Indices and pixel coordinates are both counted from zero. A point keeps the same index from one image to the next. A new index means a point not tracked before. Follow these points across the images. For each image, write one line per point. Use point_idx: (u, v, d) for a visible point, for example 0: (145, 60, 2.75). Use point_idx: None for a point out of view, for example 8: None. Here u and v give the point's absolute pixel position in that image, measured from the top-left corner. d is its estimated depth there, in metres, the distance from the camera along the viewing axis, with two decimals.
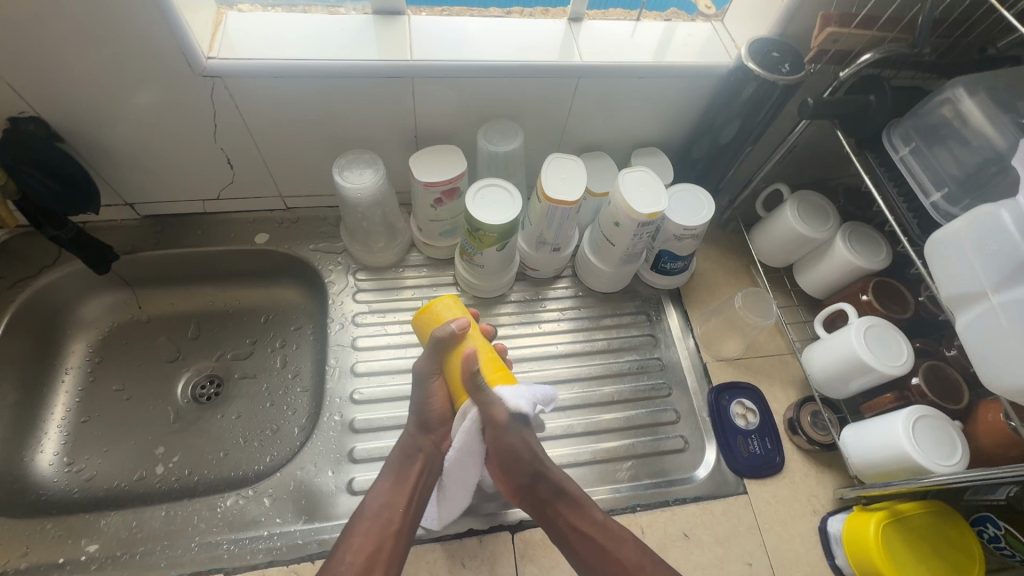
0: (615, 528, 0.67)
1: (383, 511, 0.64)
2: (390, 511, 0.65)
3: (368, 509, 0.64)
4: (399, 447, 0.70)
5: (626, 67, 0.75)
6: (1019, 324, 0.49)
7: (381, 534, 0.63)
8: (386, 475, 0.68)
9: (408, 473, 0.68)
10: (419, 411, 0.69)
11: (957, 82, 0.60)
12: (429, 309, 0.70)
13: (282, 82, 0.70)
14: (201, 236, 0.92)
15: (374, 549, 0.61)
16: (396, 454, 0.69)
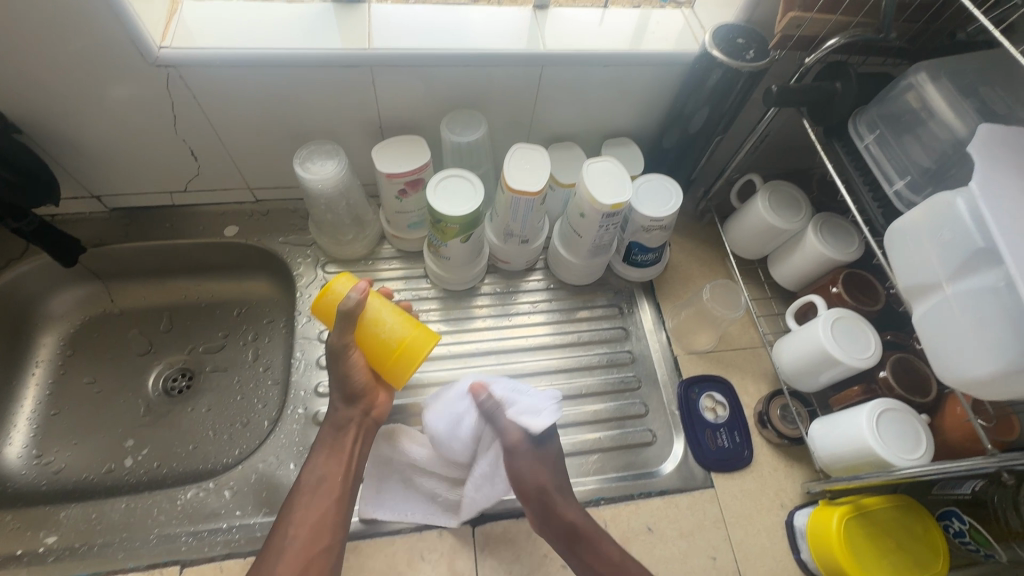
0: (593, 523, 0.67)
1: (320, 488, 0.64)
2: (326, 487, 0.65)
3: (305, 488, 0.64)
4: (330, 421, 0.69)
5: (590, 55, 0.74)
6: (972, 315, 0.48)
7: (321, 511, 0.63)
8: (320, 453, 0.67)
9: (340, 447, 0.67)
10: (341, 385, 0.69)
11: (920, 67, 0.59)
12: (326, 291, 0.68)
13: (238, 72, 0.69)
14: (171, 229, 0.92)
15: (315, 525, 0.62)
16: (327, 428, 0.69)
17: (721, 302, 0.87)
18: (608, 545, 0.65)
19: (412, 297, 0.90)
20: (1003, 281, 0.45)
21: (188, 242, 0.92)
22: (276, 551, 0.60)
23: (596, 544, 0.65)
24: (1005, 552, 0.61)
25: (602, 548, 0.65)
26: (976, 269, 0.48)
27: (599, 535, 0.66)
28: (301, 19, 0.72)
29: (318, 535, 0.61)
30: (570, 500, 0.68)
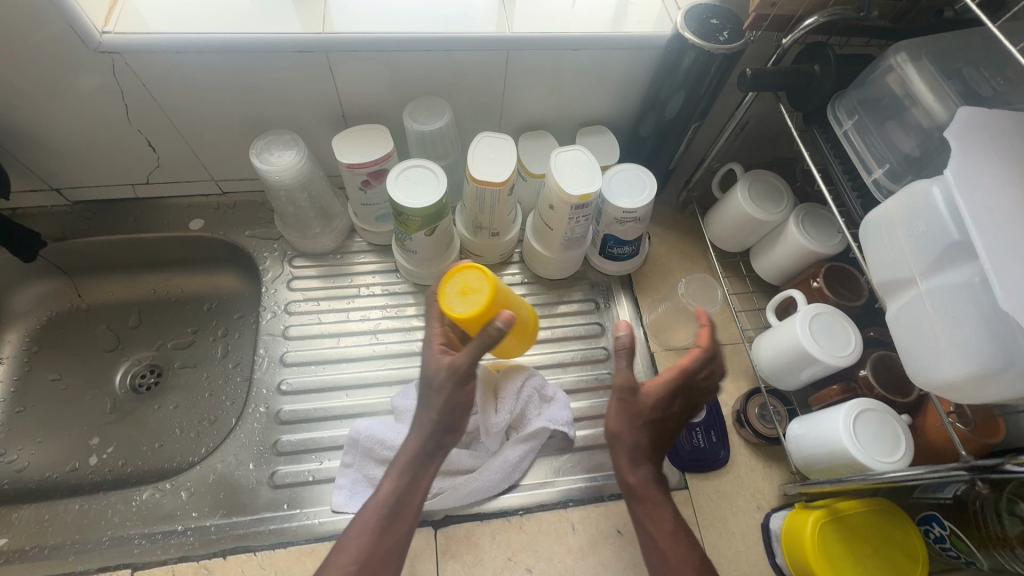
0: (654, 491, 0.62)
1: (389, 514, 0.58)
2: (397, 515, 0.58)
3: (375, 510, 0.57)
4: (416, 436, 0.61)
5: (557, 38, 0.71)
6: (945, 312, 0.45)
7: (382, 546, 0.56)
8: (397, 470, 0.60)
9: (419, 472, 0.60)
10: (449, 399, 0.61)
11: (900, 47, 0.55)
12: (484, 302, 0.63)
13: (189, 59, 0.67)
14: (135, 222, 0.90)
15: (374, 560, 0.55)
16: (411, 440, 0.61)
17: (697, 297, 0.82)
18: (670, 523, 0.60)
19: (381, 292, 0.88)
20: (979, 276, 0.42)
21: (154, 236, 0.90)
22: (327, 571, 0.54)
23: (659, 530, 0.60)
24: (986, 560, 0.59)
25: (662, 538, 0.60)
26: (951, 264, 0.45)
27: (668, 521, 0.61)
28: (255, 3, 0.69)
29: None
30: (644, 464, 0.62)
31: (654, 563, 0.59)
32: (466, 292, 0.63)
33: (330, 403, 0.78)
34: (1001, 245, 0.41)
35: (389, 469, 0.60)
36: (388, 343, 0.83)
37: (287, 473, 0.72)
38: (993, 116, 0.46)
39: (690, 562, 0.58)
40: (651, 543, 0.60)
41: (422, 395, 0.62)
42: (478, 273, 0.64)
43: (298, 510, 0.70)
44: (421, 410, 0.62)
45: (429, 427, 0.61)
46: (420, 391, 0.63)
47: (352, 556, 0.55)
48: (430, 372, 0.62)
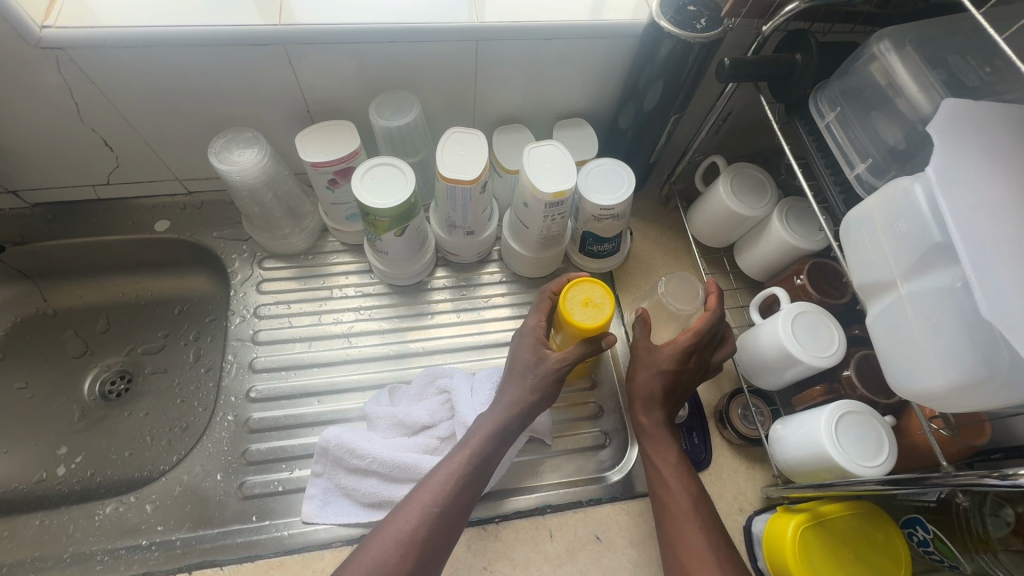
0: (664, 433, 0.68)
1: (472, 468, 0.60)
2: (478, 472, 0.61)
3: (461, 461, 0.61)
4: (501, 402, 0.66)
5: (529, 27, 0.67)
6: (925, 317, 0.43)
7: (463, 494, 0.59)
8: (484, 430, 0.63)
9: (502, 437, 0.64)
10: (541, 380, 0.65)
11: (883, 35, 0.53)
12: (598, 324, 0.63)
13: (138, 54, 0.63)
14: (97, 224, 0.87)
15: (452, 504, 0.58)
16: (500, 404, 0.65)
17: (679, 296, 0.76)
18: (673, 456, 0.67)
19: (355, 293, 0.85)
20: (960, 281, 0.40)
21: (119, 238, 0.86)
22: (411, 505, 0.57)
23: (665, 463, 0.66)
24: (969, 564, 0.57)
25: (665, 469, 0.66)
26: (933, 268, 0.43)
27: (672, 455, 0.67)
28: None
29: (450, 520, 0.57)
30: (657, 409, 0.69)
31: (656, 492, 0.66)
32: (589, 303, 0.64)
33: (301, 409, 0.76)
34: (985, 250, 0.38)
35: (474, 428, 0.64)
36: (362, 346, 0.81)
37: (256, 484, 0.70)
38: (979, 108, 0.44)
39: (688, 490, 0.64)
40: (657, 475, 0.66)
41: (515, 369, 0.68)
42: (602, 290, 0.65)
43: (267, 522, 0.68)
44: (507, 383, 0.67)
45: (521, 400, 0.65)
46: (509, 365, 0.69)
47: (432, 496, 0.58)
48: (529, 350, 0.68)
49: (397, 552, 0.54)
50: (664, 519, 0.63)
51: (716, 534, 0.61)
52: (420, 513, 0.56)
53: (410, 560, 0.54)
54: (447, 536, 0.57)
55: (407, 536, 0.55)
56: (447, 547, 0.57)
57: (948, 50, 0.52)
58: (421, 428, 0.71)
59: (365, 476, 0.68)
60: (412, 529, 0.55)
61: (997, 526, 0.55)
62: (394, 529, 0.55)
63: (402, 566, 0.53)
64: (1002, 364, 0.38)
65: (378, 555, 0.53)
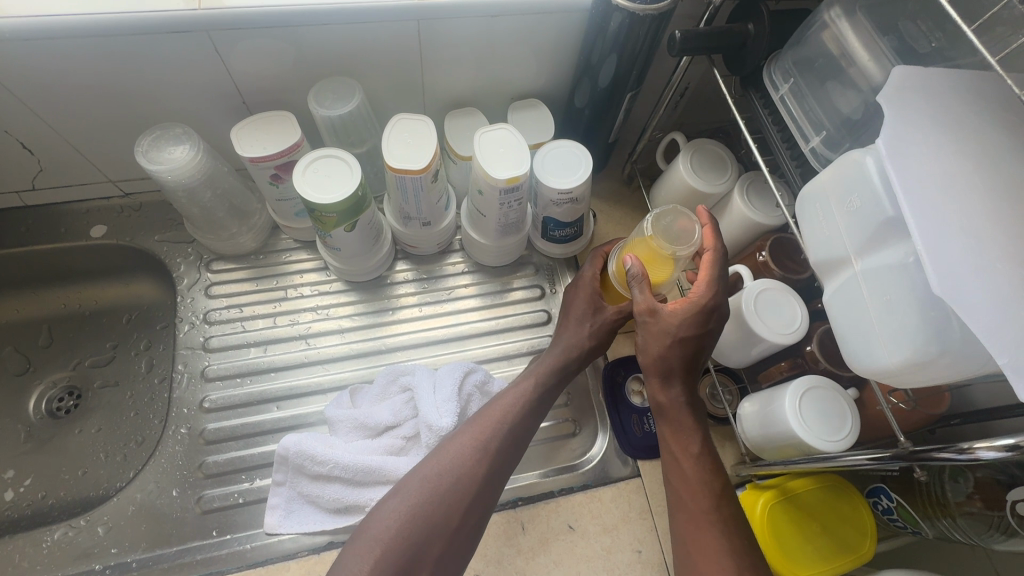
0: (686, 414, 0.61)
1: (535, 397, 0.63)
2: (537, 405, 0.63)
3: (526, 385, 0.63)
4: (559, 345, 0.67)
5: (473, 4, 0.63)
6: (880, 295, 0.42)
7: (526, 420, 0.61)
8: (547, 364, 0.66)
9: (562, 375, 0.66)
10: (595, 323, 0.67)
11: (833, 2, 0.51)
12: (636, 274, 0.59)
13: (45, 47, 0.58)
14: (25, 234, 0.81)
15: (519, 424, 0.60)
16: (558, 347, 0.67)
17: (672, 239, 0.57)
18: (696, 447, 0.60)
19: (312, 292, 0.82)
20: (912, 255, 0.40)
21: (51, 247, 0.81)
22: (483, 417, 0.60)
23: (685, 456, 0.60)
24: (931, 529, 0.59)
25: (685, 459, 0.60)
26: (885, 244, 0.42)
27: (695, 446, 0.60)
28: None
29: (516, 438, 0.59)
30: (677, 386, 0.61)
31: (674, 481, 0.60)
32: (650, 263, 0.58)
33: (260, 416, 0.73)
34: (934, 224, 0.37)
35: (535, 364, 0.66)
36: (322, 347, 0.78)
37: (214, 497, 0.68)
38: (930, 75, 0.42)
39: (711, 486, 0.58)
40: (675, 465, 0.60)
41: (572, 317, 0.68)
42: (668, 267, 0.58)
43: (228, 536, 0.66)
44: (565, 329, 0.68)
45: (580, 345, 0.67)
46: (565, 315, 0.69)
47: (503, 413, 0.60)
48: (587, 300, 0.68)
49: (473, 456, 0.56)
50: (681, 513, 0.58)
51: (739, 542, 0.55)
52: (492, 425, 0.59)
53: (484, 465, 0.56)
54: (514, 454, 0.59)
55: (482, 443, 0.57)
56: (512, 464, 0.59)
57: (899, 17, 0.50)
58: (384, 429, 0.68)
59: (327, 482, 0.65)
60: (484, 439, 0.57)
61: (957, 491, 0.56)
62: (469, 438, 0.57)
63: (475, 469, 0.56)
64: (953, 340, 0.38)
65: (454, 458, 0.56)
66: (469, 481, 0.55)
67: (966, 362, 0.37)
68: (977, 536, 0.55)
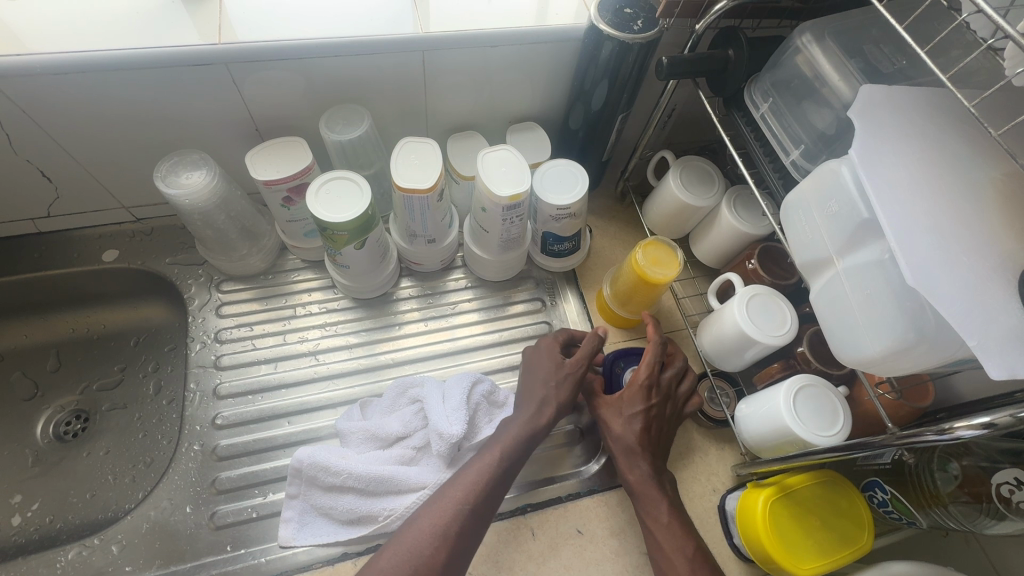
0: (654, 489, 0.65)
1: (502, 465, 0.61)
2: (505, 473, 0.61)
3: (489, 459, 0.61)
4: (526, 409, 0.67)
5: (475, 36, 0.68)
6: (860, 289, 0.47)
7: (493, 492, 0.60)
8: (513, 431, 0.65)
9: (528, 441, 0.65)
10: (552, 368, 0.70)
11: (804, 29, 0.56)
12: (644, 277, 0.73)
13: (71, 79, 0.61)
14: (39, 259, 0.83)
15: (483, 501, 0.58)
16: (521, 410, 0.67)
17: (663, 262, 0.74)
18: (665, 516, 0.63)
19: (320, 310, 0.84)
20: (887, 253, 0.44)
21: (63, 271, 0.83)
22: (442, 501, 0.58)
23: (656, 525, 0.63)
24: (926, 519, 0.61)
25: (658, 529, 0.63)
26: (864, 243, 0.47)
27: (663, 514, 0.63)
28: (142, 12, 0.63)
29: (481, 515, 0.58)
30: (641, 464, 0.66)
31: (654, 546, 0.63)
32: (657, 263, 0.73)
33: (272, 432, 0.74)
34: (904, 222, 0.42)
35: (503, 429, 0.65)
36: (330, 363, 0.80)
37: (228, 512, 0.69)
38: (894, 92, 0.47)
39: (682, 551, 0.61)
40: (651, 527, 0.64)
41: (536, 377, 0.70)
42: (670, 261, 0.74)
43: (243, 550, 0.67)
44: (531, 390, 0.69)
45: (550, 402, 0.68)
46: (528, 375, 0.70)
47: (467, 489, 0.58)
48: (547, 355, 0.71)
49: (430, 544, 0.54)
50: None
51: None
52: (452, 509, 0.57)
53: (444, 552, 0.54)
54: (479, 529, 0.58)
55: (440, 528, 0.55)
56: (477, 540, 0.57)
57: (864, 41, 0.56)
58: (395, 440, 0.70)
59: (340, 494, 0.66)
60: (443, 525, 0.55)
61: (947, 480, 0.59)
62: (428, 524, 0.55)
63: (434, 558, 0.53)
64: (929, 327, 0.41)
65: (412, 546, 0.54)
66: (427, 571, 0.53)
67: (940, 348, 0.41)
68: (968, 523, 0.58)
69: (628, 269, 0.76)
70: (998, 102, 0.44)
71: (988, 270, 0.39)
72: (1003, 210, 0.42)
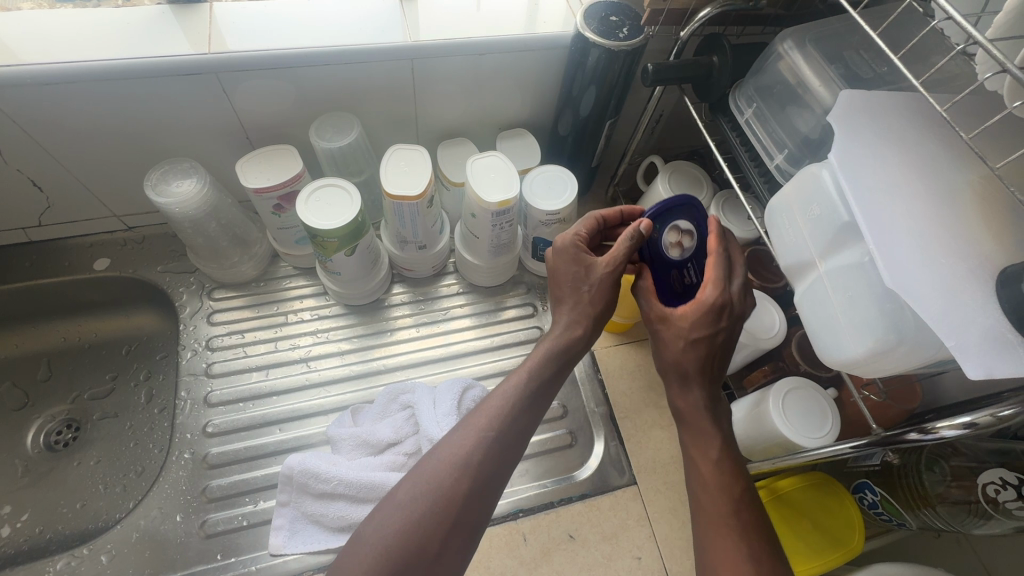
0: (706, 420, 0.55)
1: (531, 389, 0.56)
2: (531, 399, 0.56)
3: (517, 385, 0.56)
4: (558, 323, 0.60)
5: (463, 44, 0.69)
6: (841, 292, 0.47)
7: (518, 417, 0.54)
8: (540, 351, 0.58)
9: (558, 362, 0.58)
10: (580, 271, 0.60)
11: (785, 36, 0.57)
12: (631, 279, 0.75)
13: (61, 89, 0.61)
14: (30, 268, 0.83)
15: (509, 428, 0.53)
16: (559, 325, 0.60)
17: None
18: (715, 454, 0.54)
19: (311, 316, 0.84)
20: (867, 256, 0.45)
21: (53, 281, 0.83)
22: (466, 428, 0.53)
23: (702, 459, 0.54)
24: (915, 520, 0.62)
25: (705, 466, 0.53)
26: (845, 246, 0.47)
27: (715, 450, 0.54)
28: (132, 23, 0.64)
29: (506, 442, 0.52)
30: (694, 391, 0.56)
31: (693, 489, 0.53)
32: None
33: (263, 439, 0.74)
34: (884, 226, 0.42)
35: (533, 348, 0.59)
36: (322, 369, 0.80)
37: (219, 520, 0.69)
38: (872, 97, 0.48)
39: (732, 496, 0.51)
40: (697, 467, 0.54)
41: (564, 286, 0.61)
42: None
43: (233, 559, 0.66)
44: (560, 303, 0.61)
45: (584, 315, 0.59)
46: (556, 286, 0.62)
47: (493, 412, 0.53)
48: (578, 261, 0.61)
49: (451, 474, 0.49)
50: (702, 524, 0.51)
51: (764, 551, 0.48)
52: (476, 435, 0.52)
53: (466, 481, 0.49)
54: (507, 458, 0.52)
55: (462, 457, 0.50)
56: (504, 470, 0.52)
57: (844, 48, 0.57)
58: (386, 446, 0.69)
59: (332, 500, 0.66)
60: (465, 455, 0.50)
61: (935, 480, 0.59)
62: (451, 451, 0.51)
63: (457, 487, 0.49)
64: (908, 329, 0.42)
65: (433, 477, 0.49)
66: (448, 503, 0.48)
67: (920, 350, 0.42)
68: (957, 523, 0.58)
69: None
70: (973, 107, 0.45)
71: (964, 271, 0.40)
72: (980, 213, 0.42)
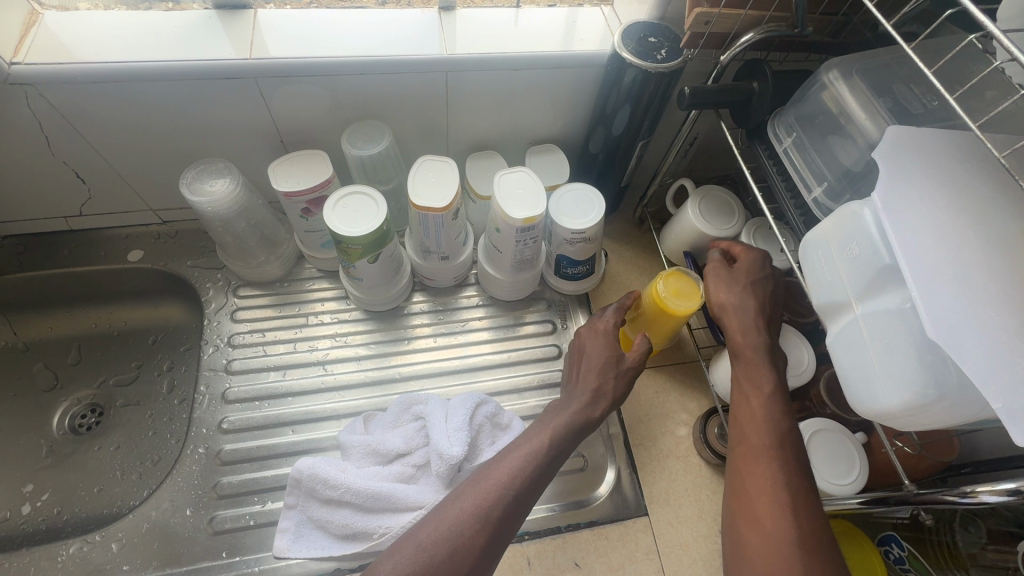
0: (763, 358, 0.60)
1: (548, 459, 0.58)
2: (546, 467, 0.57)
3: (536, 447, 0.57)
4: (577, 399, 0.63)
5: (499, 60, 0.69)
6: (878, 338, 0.45)
7: (536, 479, 0.56)
8: (560, 422, 0.60)
9: (572, 438, 0.60)
10: (609, 356, 0.66)
11: (832, 65, 0.55)
12: (665, 310, 0.70)
13: (109, 87, 0.63)
14: (68, 255, 0.86)
15: (524, 492, 0.54)
16: (577, 401, 0.63)
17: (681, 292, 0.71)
18: (768, 387, 0.58)
19: (332, 320, 0.85)
20: (909, 302, 0.43)
21: (89, 269, 0.85)
22: (482, 481, 0.54)
23: (755, 394, 0.58)
24: None
25: (756, 399, 0.57)
26: (885, 290, 0.45)
27: (768, 385, 0.58)
28: (180, 26, 0.66)
29: (522, 502, 0.54)
30: (754, 330, 0.62)
31: (738, 419, 0.57)
32: (679, 294, 0.71)
33: (274, 440, 0.75)
34: (930, 273, 0.40)
35: (548, 418, 0.62)
36: (338, 374, 0.80)
37: (228, 517, 0.69)
38: (923, 133, 0.45)
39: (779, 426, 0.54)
40: (744, 401, 0.58)
41: (592, 365, 0.65)
42: (692, 286, 0.71)
43: (238, 558, 0.67)
44: (583, 377, 0.65)
45: (606, 394, 0.64)
46: (583, 362, 0.67)
47: (510, 473, 0.55)
48: (606, 346, 0.67)
49: (470, 526, 0.50)
50: (739, 450, 0.55)
51: (800, 481, 0.51)
52: (497, 491, 0.53)
53: (483, 536, 0.50)
54: (519, 519, 0.53)
55: (482, 510, 0.51)
56: (515, 532, 0.53)
57: (893, 81, 0.54)
58: (395, 456, 0.69)
59: (336, 508, 0.66)
60: (486, 506, 0.51)
61: (969, 542, 0.58)
62: (469, 504, 0.52)
63: (475, 540, 0.49)
64: (950, 385, 0.40)
65: (451, 526, 0.50)
66: (465, 554, 0.49)
67: (963, 406, 0.40)
68: None
69: (647, 300, 0.73)
70: None
71: (1017, 325, 0.37)
72: None
